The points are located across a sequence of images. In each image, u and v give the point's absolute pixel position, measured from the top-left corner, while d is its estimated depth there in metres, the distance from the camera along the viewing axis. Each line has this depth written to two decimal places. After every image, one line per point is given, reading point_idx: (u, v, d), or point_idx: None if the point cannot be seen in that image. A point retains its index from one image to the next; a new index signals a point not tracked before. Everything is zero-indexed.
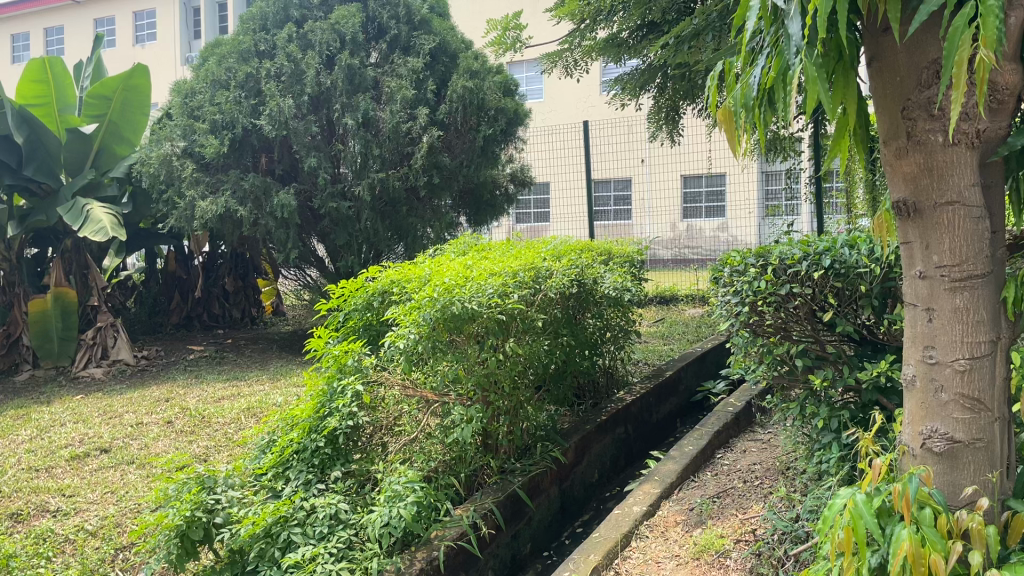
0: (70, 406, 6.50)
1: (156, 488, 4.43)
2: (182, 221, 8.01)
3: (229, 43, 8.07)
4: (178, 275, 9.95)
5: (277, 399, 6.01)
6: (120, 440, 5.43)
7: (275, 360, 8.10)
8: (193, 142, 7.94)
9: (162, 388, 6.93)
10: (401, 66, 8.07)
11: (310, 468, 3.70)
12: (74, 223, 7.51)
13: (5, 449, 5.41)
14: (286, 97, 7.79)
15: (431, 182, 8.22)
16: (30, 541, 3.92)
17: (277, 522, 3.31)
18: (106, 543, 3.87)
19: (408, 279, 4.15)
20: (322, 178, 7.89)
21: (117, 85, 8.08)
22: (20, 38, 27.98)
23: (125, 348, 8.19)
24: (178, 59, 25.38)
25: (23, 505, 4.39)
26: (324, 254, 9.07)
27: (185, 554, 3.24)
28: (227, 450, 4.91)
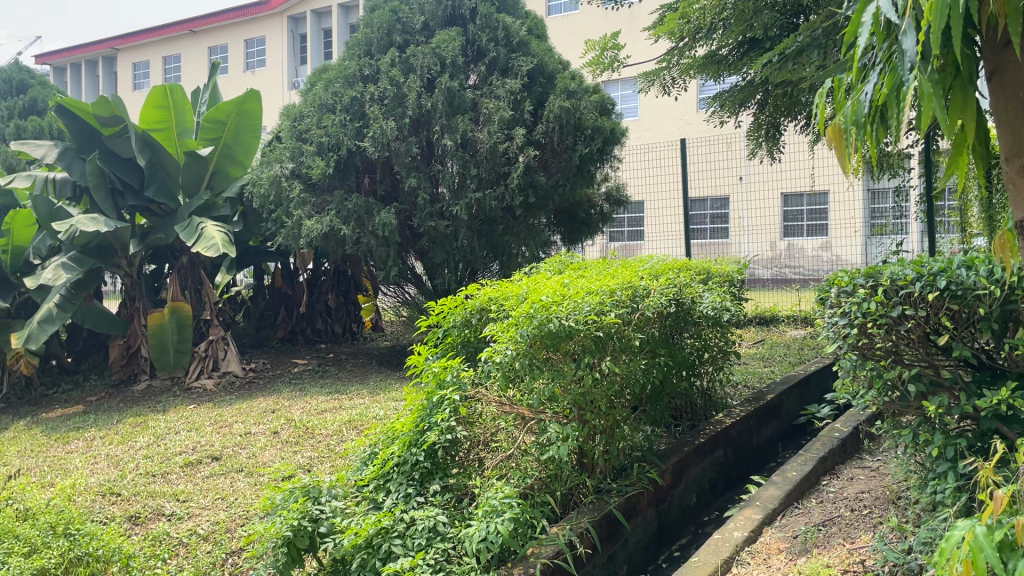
0: (183, 416, 6.83)
1: (263, 496, 4.61)
2: (290, 239, 8.33)
3: (335, 68, 8.41)
4: (284, 291, 10.40)
5: (377, 413, 6.16)
6: (230, 449, 5.68)
7: (374, 375, 8.30)
8: (301, 164, 8.28)
9: (269, 399, 7.21)
10: (500, 88, 8.20)
11: (409, 481, 3.75)
12: (189, 240, 7.93)
13: (126, 455, 5.74)
14: (389, 119, 8.04)
15: (527, 201, 8.27)
16: (148, 542, 4.14)
17: (378, 534, 3.40)
18: (219, 547, 4.06)
19: (506, 296, 4.19)
20: (422, 198, 8.08)
21: (230, 110, 8.48)
22: (141, 67, 29.79)
23: (234, 361, 8.56)
24: (286, 84, 26.48)
25: (141, 508, 4.64)
26: (422, 271, 9.25)
27: (291, 561, 3.36)
28: (329, 461, 5.05)
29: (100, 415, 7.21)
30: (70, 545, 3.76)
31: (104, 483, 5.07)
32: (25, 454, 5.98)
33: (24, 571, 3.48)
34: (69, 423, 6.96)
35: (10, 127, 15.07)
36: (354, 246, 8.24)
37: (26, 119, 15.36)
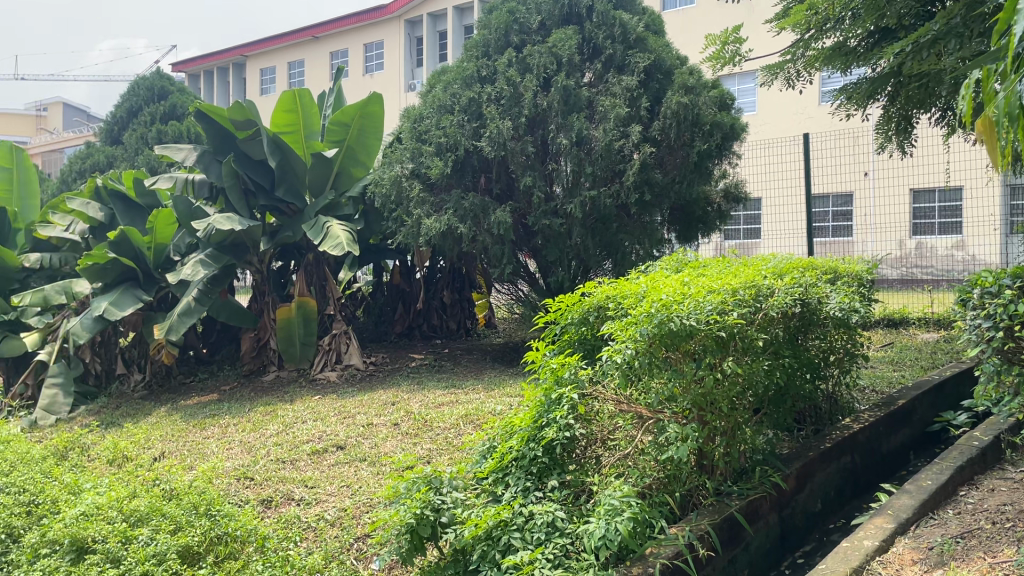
0: (309, 406, 7.14)
1: (386, 485, 4.78)
2: (409, 237, 8.56)
3: (454, 70, 8.60)
4: (402, 287, 10.62)
5: (492, 408, 6.26)
6: (353, 439, 5.90)
7: (489, 370, 8.42)
8: (420, 164, 8.50)
9: (389, 392, 7.45)
10: (616, 85, 8.18)
11: (528, 476, 3.82)
12: (314, 238, 8.26)
13: (258, 441, 6.07)
14: (505, 119, 8.17)
15: (643, 199, 8.18)
16: (280, 525, 4.36)
17: (497, 526, 3.48)
18: (346, 532, 4.24)
19: (624, 294, 4.17)
20: (536, 196, 8.14)
21: (354, 113, 8.79)
22: (267, 73, 31.27)
23: (355, 354, 8.86)
24: (403, 86, 27.16)
25: (273, 493, 4.90)
26: (535, 269, 9.31)
27: (414, 549, 3.47)
28: (448, 454, 5.18)
29: (233, 403, 7.65)
30: (211, 525, 4.03)
31: (239, 468, 5.38)
32: (168, 438, 6.41)
33: (170, 548, 3.77)
34: (206, 409, 7.42)
35: (153, 133, 16.18)
36: (470, 244, 8.40)
37: (167, 124, 16.44)
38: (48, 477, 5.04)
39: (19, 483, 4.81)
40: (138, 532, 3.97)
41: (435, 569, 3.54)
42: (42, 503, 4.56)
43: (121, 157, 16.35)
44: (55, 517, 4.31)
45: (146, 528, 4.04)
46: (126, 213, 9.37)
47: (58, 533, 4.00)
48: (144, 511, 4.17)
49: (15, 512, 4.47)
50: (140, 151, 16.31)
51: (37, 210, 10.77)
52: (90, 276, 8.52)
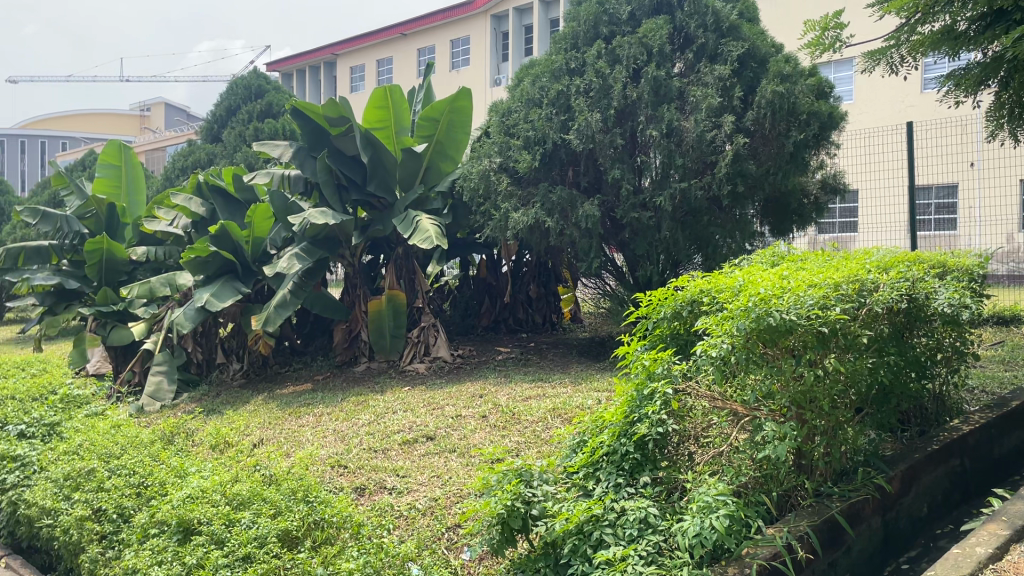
0: (400, 397, 7.26)
1: (476, 476, 4.82)
2: (497, 230, 8.61)
3: (543, 63, 8.62)
4: (488, 281, 10.72)
5: (580, 403, 6.23)
6: (443, 430, 5.97)
7: (576, 365, 8.38)
8: (509, 158, 8.55)
9: (476, 384, 7.51)
10: (708, 75, 8.01)
11: (619, 471, 3.78)
12: (405, 232, 8.42)
13: (351, 430, 6.21)
14: (594, 111, 8.14)
15: (735, 191, 7.99)
16: (375, 512, 4.45)
17: (589, 521, 3.46)
18: (438, 521, 4.30)
19: (719, 288, 4.07)
20: (625, 189, 8.07)
21: (443, 108, 8.87)
22: (357, 71, 31.96)
23: (443, 346, 8.95)
24: (489, 81, 27.26)
25: (366, 481, 5.02)
26: (622, 264, 9.22)
27: (505, 541, 3.50)
28: (536, 447, 5.19)
29: (327, 393, 7.87)
30: (309, 510, 4.16)
31: (334, 456, 5.52)
32: (265, 426, 6.64)
33: (270, 531, 3.92)
34: (301, 398, 7.65)
35: (251, 130, 16.75)
36: (558, 238, 8.38)
37: (264, 122, 17.03)
38: (156, 460, 5.29)
39: (129, 465, 5.06)
40: (240, 515, 4.13)
41: (527, 561, 3.55)
42: (150, 485, 4.78)
43: (221, 154, 17.01)
44: (163, 499, 4.52)
45: (248, 511, 4.19)
46: (225, 208, 9.69)
47: (166, 514, 4.20)
48: (246, 495, 4.32)
49: (126, 493, 4.70)
50: (238, 148, 16.92)
51: (144, 205, 11.26)
52: (193, 269, 8.89)
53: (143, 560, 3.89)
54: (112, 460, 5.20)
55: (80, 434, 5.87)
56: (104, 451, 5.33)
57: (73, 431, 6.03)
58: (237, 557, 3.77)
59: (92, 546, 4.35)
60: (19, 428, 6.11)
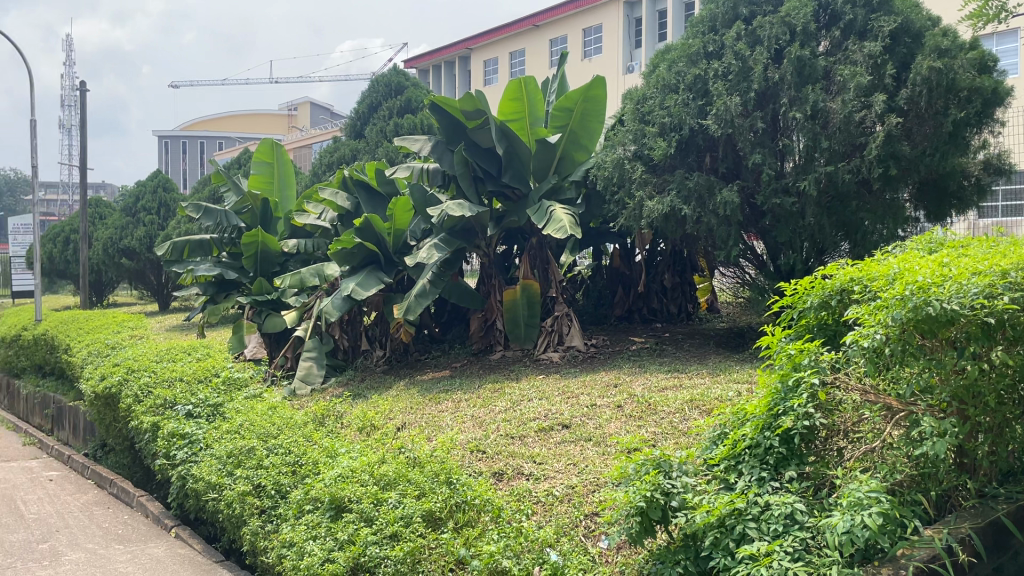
0: (535, 385, 7.35)
1: (613, 465, 4.81)
2: (631, 219, 8.49)
3: (679, 48, 8.49)
4: (622, 271, 10.60)
5: (720, 395, 6.07)
6: (578, 418, 6.00)
7: (713, 356, 8.18)
8: (643, 145, 8.48)
9: (610, 374, 7.50)
10: (857, 52, 7.64)
11: (763, 465, 3.69)
12: (539, 223, 8.51)
13: (488, 417, 6.34)
14: (733, 95, 7.94)
15: (887, 173, 7.55)
16: (513, 497, 4.55)
17: (732, 514, 3.40)
18: (576, 508, 4.34)
19: (872, 276, 3.89)
20: (766, 174, 7.82)
21: (577, 98, 8.82)
22: (491, 64, 32.45)
23: (577, 336, 8.93)
24: (621, 68, 26.90)
25: (504, 466, 5.14)
26: (763, 252, 9.09)
27: (643, 531, 3.49)
28: (673, 438, 5.13)
29: (464, 380, 8.08)
30: (451, 493, 4.29)
31: (472, 440, 5.68)
32: (407, 410, 6.90)
33: (415, 512, 4.09)
34: (440, 385, 7.89)
35: (391, 126, 17.36)
36: (695, 226, 8.21)
37: (403, 117, 17.58)
38: (309, 440, 5.56)
39: (286, 444, 5.36)
40: (387, 495, 4.31)
41: (666, 552, 3.54)
42: (304, 464, 5.05)
43: (363, 150, 17.71)
44: (316, 477, 4.78)
45: (394, 491, 4.37)
46: (369, 201, 10.08)
47: (319, 492, 4.47)
48: (392, 477, 4.49)
49: (282, 471, 5.00)
50: (380, 144, 17.57)
51: (294, 198, 11.88)
52: (340, 260, 9.35)
53: (299, 535, 4.19)
54: (269, 439, 5.54)
55: (240, 414, 6.30)
56: (263, 431, 5.68)
57: (234, 412, 6.48)
58: (385, 535, 3.96)
59: (253, 519, 4.69)
60: (187, 408, 6.62)
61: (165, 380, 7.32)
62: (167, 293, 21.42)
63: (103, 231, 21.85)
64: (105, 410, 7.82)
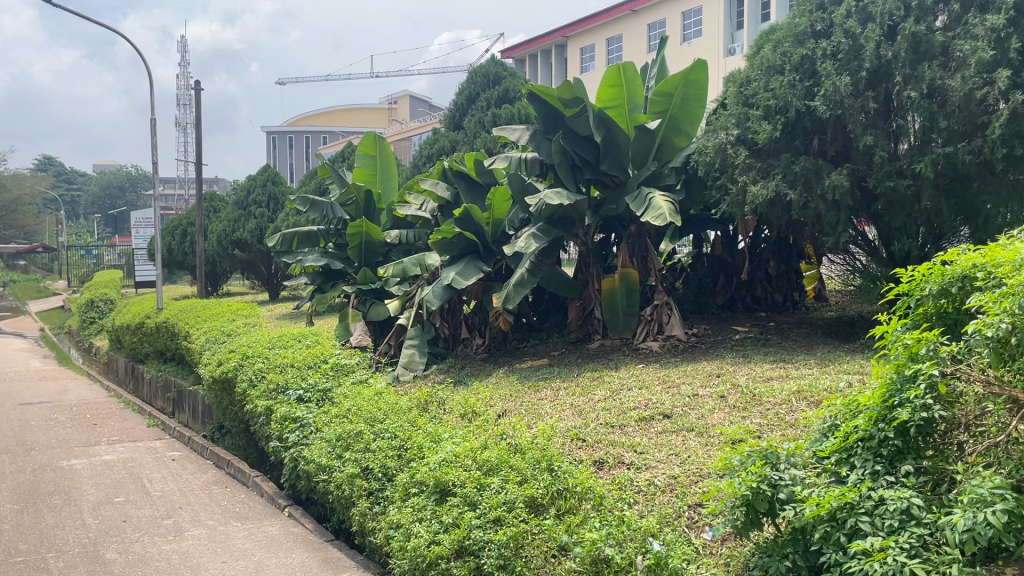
0: (635, 374, 7.29)
1: (717, 457, 4.73)
2: (734, 205, 8.30)
3: (785, 27, 8.22)
4: (724, 259, 10.48)
5: (829, 386, 5.87)
6: (679, 408, 5.92)
7: (820, 346, 7.93)
8: (747, 129, 8.26)
9: (713, 363, 7.36)
10: (978, 26, 7.18)
11: (877, 458, 3.57)
12: (637, 210, 8.40)
13: (587, 405, 6.35)
14: (843, 75, 7.66)
15: (1012, 153, 7.03)
16: (616, 486, 4.55)
17: (843, 508, 3.30)
18: (679, 499, 4.30)
19: (996, 262, 3.68)
20: (878, 156, 7.51)
21: (678, 82, 8.70)
22: (587, 51, 32.26)
23: (677, 325, 8.80)
24: (722, 51, 26.25)
25: (604, 454, 5.13)
26: (875, 237, 8.69)
27: (749, 523, 3.45)
28: (780, 429, 5.00)
29: (563, 368, 8.11)
30: (553, 480, 4.33)
31: (573, 428, 5.70)
32: (507, 398, 6.99)
33: (518, 497, 4.13)
34: (539, 373, 7.95)
35: (489, 116, 17.49)
36: (802, 211, 7.94)
37: (501, 107, 17.69)
38: (413, 425, 5.68)
39: (392, 429, 5.51)
40: (490, 480, 4.37)
41: (773, 546, 3.49)
42: (410, 448, 5.16)
43: (462, 141, 17.95)
44: (421, 461, 4.89)
45: (497, 477, 4.42)
46: (468, 191, 10.22)
47: (424, 475, 4.58)
48: (495, 462, 4.55)
49: (389, 454, 5.14)
50: (478, 134, 17.75)
51: (396, 190, 12.21)
52: (441, 249, 9.52)
53: (406, 517, 4.34)
54: (376, 424, 5.71)
55: (348, 399, 6.51)
56: (370, 416, 5.86)
57: (342, 397, 6.70)
58: (488, 519, 4.03)
59: (362, 500, 4.89)
60: (298, 393, 6.89)
61: (277, 365, 7.64)
62: (276, 282, 22.32)
63: (218, 223, 22.94)
64: (223, 394, 8.23)
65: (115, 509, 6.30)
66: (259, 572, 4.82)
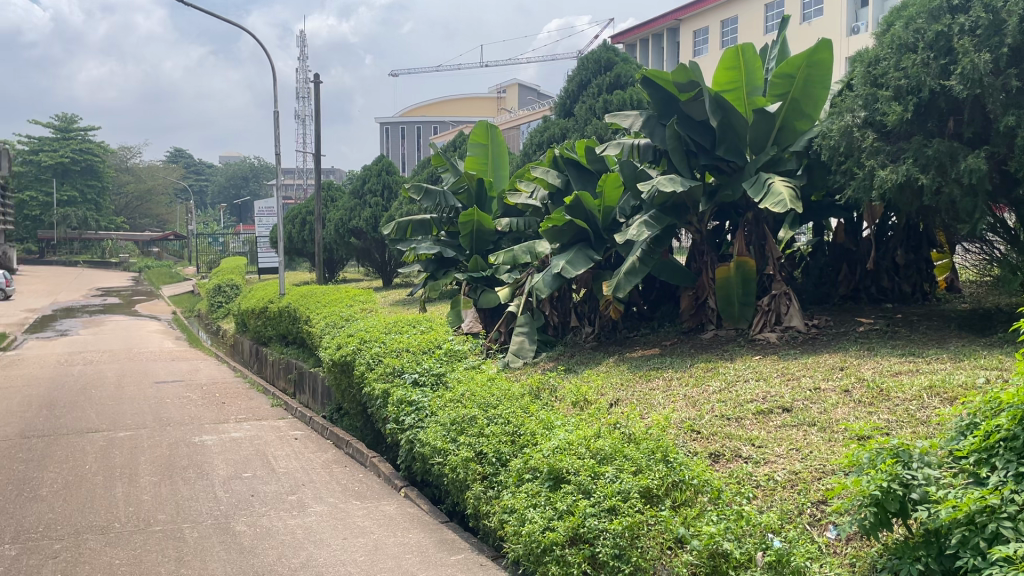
0: (752, 365, 7.09)
1: (842, 453, 4.54)
2: (860, 191, 7.94)
3: (918, 2, 7.75)
4: (847, 247, 10.04)
5: (966, 382, 5.53)
6: (800, 402, 5.72)
7: (954, 339, 7.49)
8: (876, 111, 7.89)
9: (836, 356, 7.08)
10: None
11: (1022, 460, 3.31)
12: (756, 196, 8.15)
13: (702, 397, 6.21)
14: (982, 52, 7.17)
15: None
16: (732, 480, 4.45)
17: (984, 512, 3.10)
18: (800, 495, 4.15)
19: None
20: (1020, 137, 7.00)
21: (800, 63, 8.38)
22: (701, 34, 31.52)
23: (797, 316, 8.49)
24: (845, 30, 25.15)
25: (720, 447, 5.02)
26: (1015, 224, 8.14)
27: (878, 523, 3.30)
28: (910, 427, 4.77)
29: (676, 358, 7.98)
30: (668, 471, 4.25)
31: (687, 420, 5.60)
32: (618, 387, 6.94)
33: (633, 488, 4.09)
34: (651, 362, 7.85)
35: (600, 103, 17.34)
36: (934, 197, 7.51)
37: (613, 93, 17.51)
38: (526, 411, 5.70)
39: (505, 415, 5.55)
40: (604, 469, 4.34)
41: (905, 548, 3.33)
42: (523, 434, 5.18)
43: (573, 128, 17.88)
44: (534, 447, 4.91)
45: (611, 466, 4.39)
46: (579, 179, 10.16)
47: (538, 462, 4.60)
48: (608, 451, 4.51)
49: (502, 440, 5.18)
50: (589, 121, 17.64)
51: (507, 178, 12.24)
52: (551, 238, 9.55)
53: (520, 502, 4.39)
54: (489, 409, 5.76)
55: (462, 384, 6.61)
56: (483, 401, 5.92)
57: (456, 381, 6.80)
58: (603, 508, 4.01)
59: (476, 484, 4.98)
60: (414, 376, 7.06)
61: (393, 350, 7.85)
62: (390, 269, 22.88)
63: (335, 212, 23.74)
64: (341, 376, 8.51)
65: (243, 484, 6.63)
66: (377, 550, 4.97)
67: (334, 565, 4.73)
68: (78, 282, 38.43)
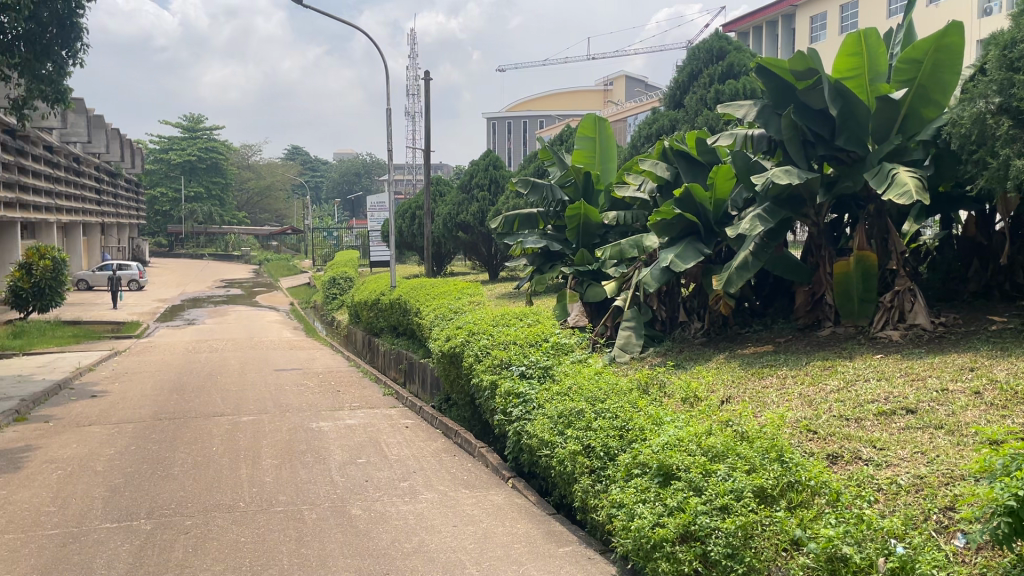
0: (872, 364, 6.80)
1: (973, 458, 4.30)
2: (993, 181, 7.48)
3: None
4: (977, 241, 9.44)
5: None
6: (926, 403, 5.44)
7: None
8: (1011, 96, 7.30)
9: (965, 356, 6.69)
10: None
11: None
12: (879, 186, 7.80)
13: (818, 396, 6.00)
14: None
15: None
16: (853, 482, 4.28)
17: None
18: (927, 501, 3.95)
19: None
20: None
21: (927, 47, 7.99)
22: (818, 20, 30.35)
23: (922, 313, 8.06)
24: (976, 11, 23.69)
25: (839, 448, 4.84)
26: None
27: (1013, 533, 3.10)
28: None
29: (790, 355, 7.74)
30: (784, 471, 4.14)
31: (803, 419, 5.43)
32: (730, 384, 6.79)
33: (747, 487, 3.99)
34: (764, 359, 7.64)
35: (712, 93, 16.97)
36: None
37: (725, 83, 17.11)
38: (635, 406, 5.64)
39: (613, 409, 5.51)
40: (716, 467, 4.26)
41: None
42: (631, 429, 5.14)
43: (682, 119, 17.57)
44: (643, 442, 4.86)
45: (723, 464, 4.30)
46: (689, 171, 9.97)
47: (648, 457, 4.55)
48: (720, 449, 4.42)
49: (610, 434, 5.15)
50: (699, 112, 17.29)
51: (615, 171, 12.16)
52: (659, 232, 9.37)
53: (629, 497, 4.37)
54: (597, 403, 5.74)
55: (569, 378, 6.62)
56: (591, 395, 5.91)
57: (563, 375, 6.81)
58: (715, 507, 3.94)
59: (584, 478, 4.98)
60: (521, 369, 7.12)
61: (501, 342, 7.93)
62: (496, 263, 23.11)
63: (444, 206, 24.18)
64: (450, 367, 8.67)
65: (358, 469, 6.87)
66: (487, 538, 5.06)
67: (445, 551, 4.83)
68: (204, 274, 40.65)
